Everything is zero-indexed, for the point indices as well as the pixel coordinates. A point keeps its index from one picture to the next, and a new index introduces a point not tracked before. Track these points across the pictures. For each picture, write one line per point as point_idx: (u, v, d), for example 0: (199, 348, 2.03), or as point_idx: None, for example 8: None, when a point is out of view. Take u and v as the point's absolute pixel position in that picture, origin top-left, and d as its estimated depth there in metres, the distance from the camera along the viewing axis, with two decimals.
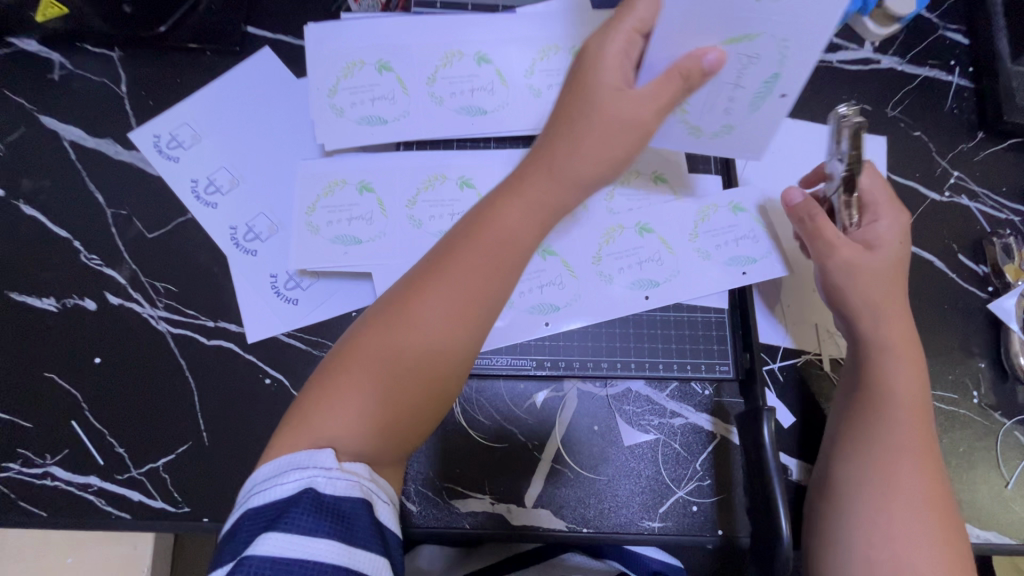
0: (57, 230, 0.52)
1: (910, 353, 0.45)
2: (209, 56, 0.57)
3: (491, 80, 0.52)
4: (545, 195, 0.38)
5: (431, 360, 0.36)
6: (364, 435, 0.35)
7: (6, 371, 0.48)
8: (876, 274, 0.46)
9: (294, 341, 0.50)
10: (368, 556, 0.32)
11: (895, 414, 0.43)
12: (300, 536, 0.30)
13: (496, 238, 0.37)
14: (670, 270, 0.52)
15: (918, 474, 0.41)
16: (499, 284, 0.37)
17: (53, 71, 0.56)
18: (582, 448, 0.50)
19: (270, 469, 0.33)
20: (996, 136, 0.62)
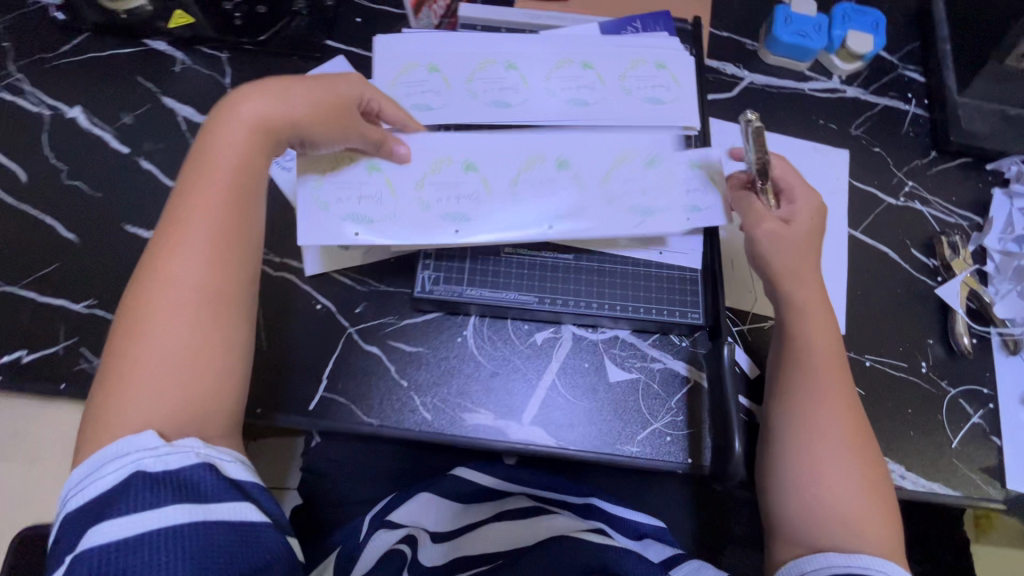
0: (166, 181, 0.66)
1: (818, 308, 0.53)
2: (297, 60, 0.73)
3: (515, 83, 0.64)
4: (241, 141, 0.49)
5: (207, 300, 0.44)
6: (181, 387, 0.41)
7: (115, 283, 0.60)
8: (795, 248, 0.54)
9: (342, 277, 0.61)
10: (222, 505, 0.38)
11: (810, 362, 0.52)
12: (138, 511, 0.36)
13: (218, 185, 0.48)
14: (660, 199, 0.57)
15: (833, 411, 0.50)
16: (232, 227, 0.47)
17: (175, 65, 0.72)
18: (575, 381, 0.59)
19: (85, 469, 0.37)
20: (947, 155, 0.72)
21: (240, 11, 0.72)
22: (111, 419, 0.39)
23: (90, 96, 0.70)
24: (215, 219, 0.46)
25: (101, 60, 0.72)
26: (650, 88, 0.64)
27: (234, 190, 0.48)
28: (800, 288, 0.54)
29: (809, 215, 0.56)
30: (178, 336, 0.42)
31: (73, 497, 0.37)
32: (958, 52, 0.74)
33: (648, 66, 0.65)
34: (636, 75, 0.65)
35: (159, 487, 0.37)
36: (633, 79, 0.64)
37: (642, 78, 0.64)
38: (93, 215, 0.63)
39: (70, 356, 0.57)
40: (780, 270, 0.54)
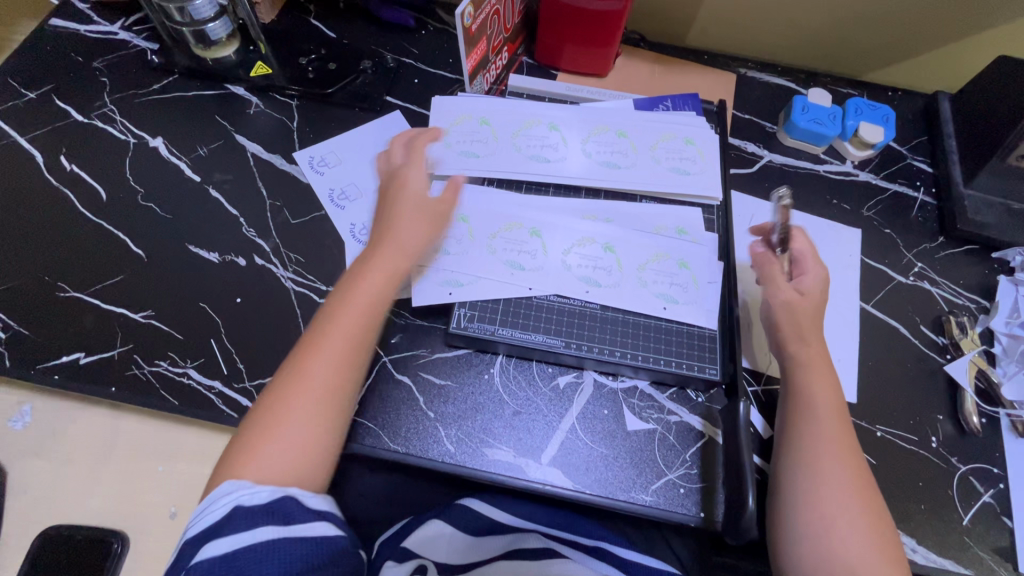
0: (230, 208, 0.72)
1: (822, 366, 0.57)
2: (358, 111, 0.81)
3: (555, 143, 0.71)
4: (393, 257, 0.58)
5: (331, 396, 0.51)
6: (296, 459, 0.48)
7: (173, 297, 0.65)
8: (808, 311, 0.60)
9: (381, 309, 0.66)
10: (303, 528, 0.45)
11: (816, 415, 0.55)
12: (238, 535, 0.43)
13: (365, 297, 0.56)
14: (614, 279, 0.64)
15: (839, 465, 0.52)
16: (364, 335, 0.55)
17: (250, 108, 0.80)
18: (594, 427, 0.61)
19: (204, 504, 0.45)
20: (954, 241, 0.77)
21: (313, 67, 0.82)
22: (244, 460, 0.47)
23: (171, 129, 0.78)
24: (354, 324, 0.54)
25: (185, 99, 0.80)
26: (677, 159, 0.70)
27: (377, 302, 0.56)
28: (803, 348, 0.58)
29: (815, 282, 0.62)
30: (309, 421, 0.50)
31: (193, 525, 0.45)
32: (963, 148, 0.80)
33: (677, 140, 0.72)
34: (666, 147, 0.71)
35: (255, 519, 0.44)
36: (663, 150, 0.71)
37: (671, 150, 0.71)
38: (161, 234, 0.69)
39: (123, 361, 0.61)
40: (788, 330, 0.60)
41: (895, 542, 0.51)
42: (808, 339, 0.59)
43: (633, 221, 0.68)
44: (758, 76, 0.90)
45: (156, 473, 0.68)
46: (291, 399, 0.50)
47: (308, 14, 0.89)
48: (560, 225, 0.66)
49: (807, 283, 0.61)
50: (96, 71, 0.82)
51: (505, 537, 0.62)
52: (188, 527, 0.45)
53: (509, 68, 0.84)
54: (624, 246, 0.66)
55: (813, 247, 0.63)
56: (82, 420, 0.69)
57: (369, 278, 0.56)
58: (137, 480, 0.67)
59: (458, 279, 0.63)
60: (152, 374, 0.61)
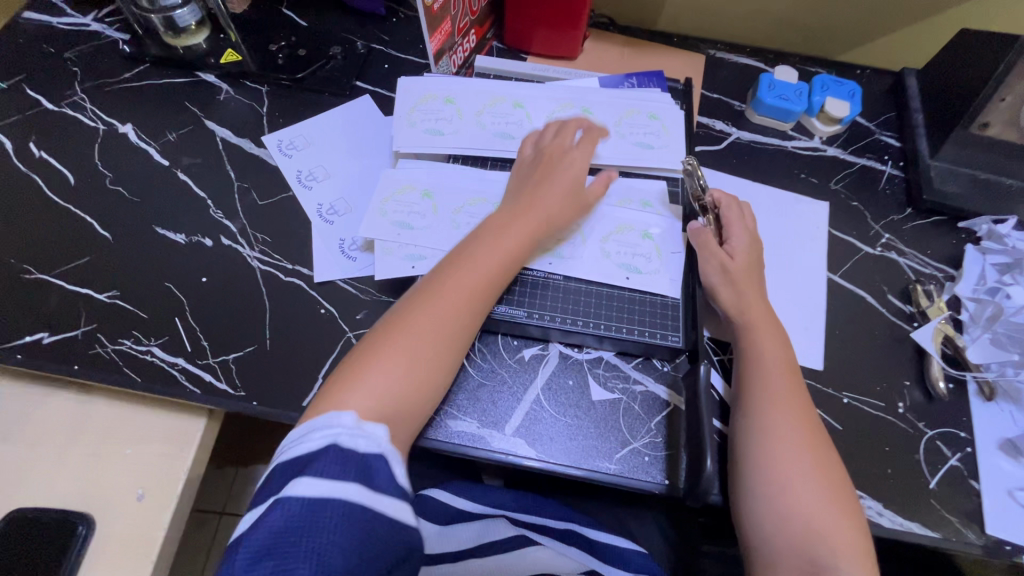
0: (198, 191, 0.72)
1: (770, 325, 0.59)
2: (328, 96, 0.81)
3: (520, 120, 0.72)
4: (535, 223, 0.60)
5: (446, 334, 0.53)
6: (400, 393, 0.50)
7: (139, 277, 0.65)
8: (743, 270, 0.60)
9: (346, 286, 0.66)
10: (382, 499, 0.43)
11: (766, 373, 0.56)
12: (325, 476, 0.42)
13: (502, 247, 0.58)
14: (576, 251, 0.64)
15: (791, 419, 0.53)
16: (489, 289, 0.57)
17: (220, 95, 0.81)
18: (559, 397, 0.61)
19: (303, 432, 0.46)
20: (922, 212, 0.77)
21: (283, 53, 0.83)
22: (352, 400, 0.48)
23: (141, 116, 0.78)
24: (476, 264, 0.57)
25: (156, 87, 0.81)
26: (641, 133, 0.71)
27: (516, 256, 0.58)
28: (752, 309, 0.59)
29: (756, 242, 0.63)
30: (415, 359, 0.52)
31: (287, 450, 0.45)
32: (929, 122, 0.81)
33: (641, 115, 0.72)
34: (630, 122, 0.71)
35: (346, 465, 0.43)
36: (627, 125, 0.71)
37: (636, 125, 0.71)
38: (128, 217, 0.70)
39: (86, 340, 0.61)
40: (733, 294, 0.60)
41: (850, 494, 0.51)
42: (751, 298, 0.60)
43: (595, 194, 0.67)
44: (727, 57, 0.91)
45: (123, 455, 0.67)
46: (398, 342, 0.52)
47: (280, 4, 0.90)
48: None
49: (745, 246, 0.62)
50: (67, 61, 0.82)
51: (475, 528, 0.61)
52: (281, 447, 0.46)
53: (478, 52, 0.85)
54: (588, 218, 0.66)
55: (731, 199, 0.64)
56: (48, 405, 0.69)
57: (506, 231, 0.59)
58: (103, 463, 0.67)
59: (419, 253, 0.63)
60: (115, 353, 0.61)
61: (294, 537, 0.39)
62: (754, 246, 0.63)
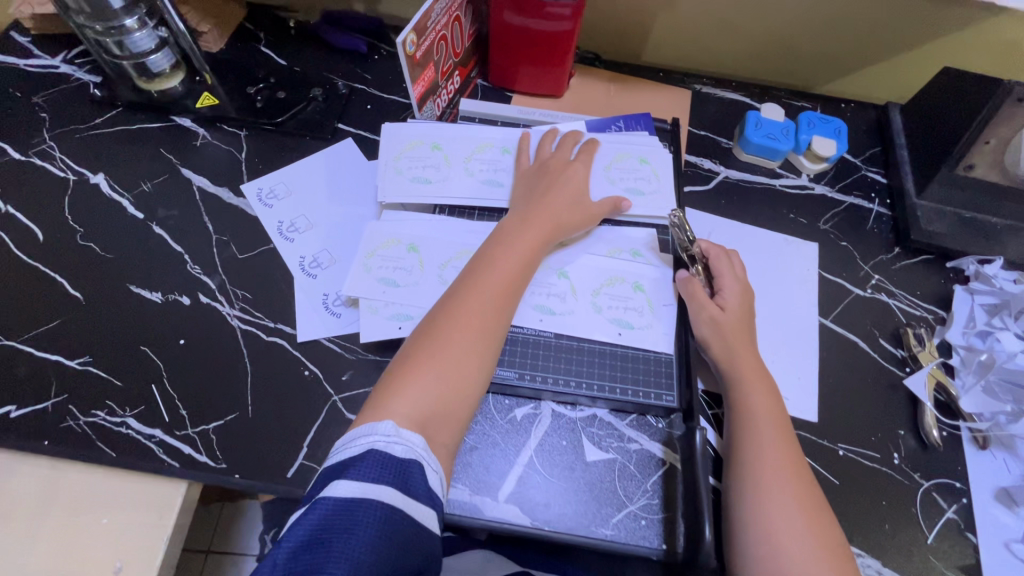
0: (175, 245, 0.70)
1: (761, 377, 0.58)
2: (309, 140, 0.79)
3: (508, 167, 0.70)
4: (543, 225, 0.62)
5: (478, 338, 0.55)
6: (438, 398, 0.51)
7: (112, 341, 0.62)
8: (735, 326, 0.59)
9: (331, 344, 0.64)
10: (415, 504, 0.44)
11: (759, 430, 0.55)
12: (364, 480, 0.44)
13: (515, 252, 0.60)
14: (567, 306, 0.62)
15: (786, 480, 0.52)
16: (508, 291, 0.58)
17: (197, 140, 0.78)
18: (553, 459, 0.60)
19: (345, 440, 0.48)
20: (910, 251, 0.77)
21: (262, 96, 0.81)
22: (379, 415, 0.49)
23: (114, 164, 0.75)
24: (491, 269, 0.58)
25: (129, 133, 0.78)
26: (632, 180, 0.70)
27: (529, 258, 0.60)
28: (735, 362, 0.58)
29: (744, 288, 0.61)
30: (449, 362, 0.52)
31: (333, 455, 0.47)
32: (914, 159, 0.81)
33: (631, 160, 0.71)
34: (620, 167, 0.70)
35: (385, 470, 0.45)
36: (617, 170, 0.70)
37: (626, 170, 0.70)
38: (101, 275, 0.67)
39: (56, 413, 0.58)
40: (718, 349, 0.59)
41: (846, 557, 0.50)
42: (738, 352, 0.58)
43: (585, 245, 0.66)
44: (713, 92, 0.91)
45: (99, 525, 0.64)
46: (423, 355, 0.53)
47: (259, 43, 0.88)
48: None
49: (737, 293, 0.61)
50: (35, 107, 0.79)
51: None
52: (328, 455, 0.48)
53: (463, 92, 0.83)
54: (578, 271, 0.64)
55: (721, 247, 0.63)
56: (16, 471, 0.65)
57: (515, 238, 0.61)
58: (77, 534, 0.64)
59: (407, 312, 0.62)
60: (88, 425, 0.58)
61: (333, 534, 0.41)
62: (747, 299, 0.61)
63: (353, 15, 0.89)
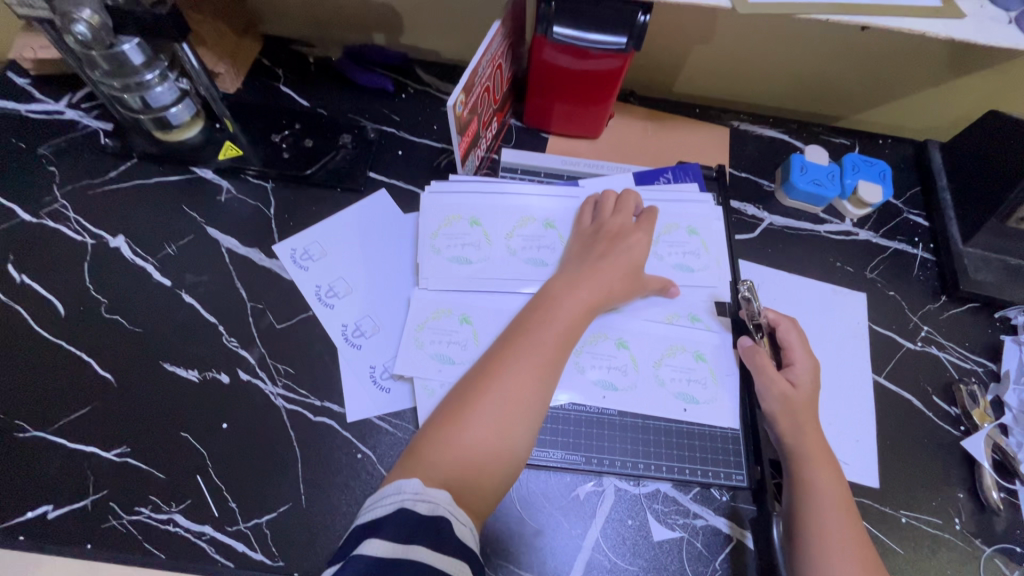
0: (208, 315, 0.66)
1: (825, 457, 0.55)
2: (340, 191, 0.75)
3: (552, 242, 0.68)
4: (593, 288, 0.59)
5: (517, 398, 0.51)
6: (469, 459, 0.48)
7: (149, 428, 0.59)
8: (804, 403, 0.58)
9: (382, 424, 0.61)
10: (449, 560, 0.40)
11: (824, 511, 0.52)
12: (393, 542, 0.40)
13: (564, 314, 0.57)
14: (629, 381, 0.63)
15: (852, 565, 0.49)
16: (555, 353, 0.55)
17: (220, 194, 0.74)
18: (619, 540, 0.58)
19: (375, 498, 0.45)
20: (957, 299, 0.76)
21: (287, 144, 0.76)
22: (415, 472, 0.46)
23: (135, 225, 0.71)
24: (539, 328, 0.55)
25: (148, 188, 0.73)
26: (680, 254, 0.68)
27: (577, 322, 0.57)
28: (800, 439, 0.56)
29: (813, 366, 0.60)
30: (490, 422, 0.49)
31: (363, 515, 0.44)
32: (957, 202, 0.80)
33: (680, 232, 0.70)
34: (668, 240, 0.69)
35: (415, 531, 0.41)
36: (665, 244, 0.69)
37: (674, 244, 0.69)
38: (132, 353, 0.63)
39: (97, 512, 0.55)
40: (781, 424, 0.58)
41: None
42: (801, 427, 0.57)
43: (641, 312, 0.66)
44: (751, 129, 0.88)
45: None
46: (464, 409, 0.50)
47: (278, 82, 0.83)
48: None
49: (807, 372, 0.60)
50: (42, 159, 0.74)
51: None
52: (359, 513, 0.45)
53: (497, 136, 0.80)
54: (637, 341, 0.65)
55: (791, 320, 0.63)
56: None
57: (564, 297, 0.58)
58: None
59: None
60: (132, 524, 0.55)
61: None
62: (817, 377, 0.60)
63: (376, 49, 0.84)
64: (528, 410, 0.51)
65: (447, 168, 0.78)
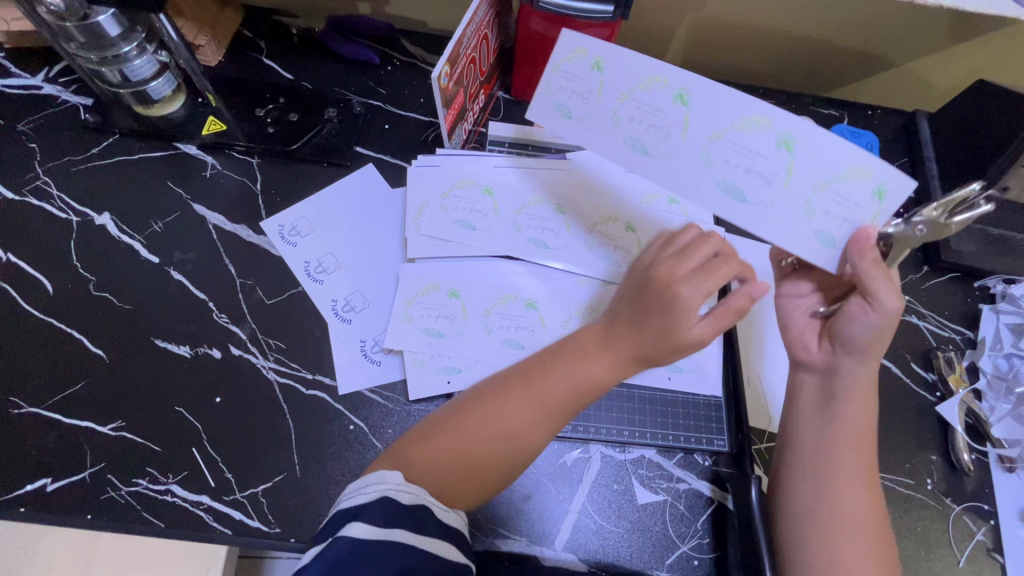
0: (197, 292, 0.66)
1: (865, 390, 0.51)
2: (327, 167, 0.74)
3: (671, 126, 0.46)
4: (621, 358, 0.50)
5: (514, 435, 0.49)
6: (452, 475, 0.48)
7: (142, 402, 0.60)
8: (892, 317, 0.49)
9: (374, 395, 0.62)
10: (431, 539, 0.44)
11: (842, 446, 0.51)
12: (375, 525, 0.43)
13: (588, 385, 0.50)
14: None
15: (854, 497, 0.49)
16: (569, 400, 0.50)
17: (206, 170, 0.73)
18: (605, 504, 0.60)
19: (356, 485, 0.46)
20: (939, 270, 0.77)
21: (272, 118, 0.75)
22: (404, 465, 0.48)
23: (119, 202, 0.70)
24: (552, 385, 0.50)
25: (131, 164, 0.72)
26: (832, 211, 0.44)
27: (600, 381, 0.50)
28: (854, 374, 0.51)
29: (872, 406, 0.51)
30: (485, 447, 0.49)
31: (346, 498, 0.45)
32: (944, 173, 0.80)
33: (862, 185, 0.43)
34: (839, 190, 0.43)
35: (396, 516, 0.44)
36: (826, 195, 0.44)
37: (841, 199, 0.44)
38: (123, 329, 0.63)
39: (95, 483, 0.56)
40: (867, 344, 0.49)
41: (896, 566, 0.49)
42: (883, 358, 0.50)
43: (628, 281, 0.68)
44: None
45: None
46: (462, 427, 0.49)
47: (261, 55, 0.81)
48: (555, 295, 0.67)
49: (866, 410, 0.51)
50: (21, 135, 0.72)
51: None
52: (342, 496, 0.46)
53: (484, 109, 0.79)
54: None
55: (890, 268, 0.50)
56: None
57: (592, 359, 0.50)
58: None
59: (454, 362, 0.63)
60: (130, 495, 0.56)
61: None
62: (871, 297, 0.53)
63: (360, 19, 0.82)
64: (523, 455, 0.50)
65: (435, 142, 0.77)
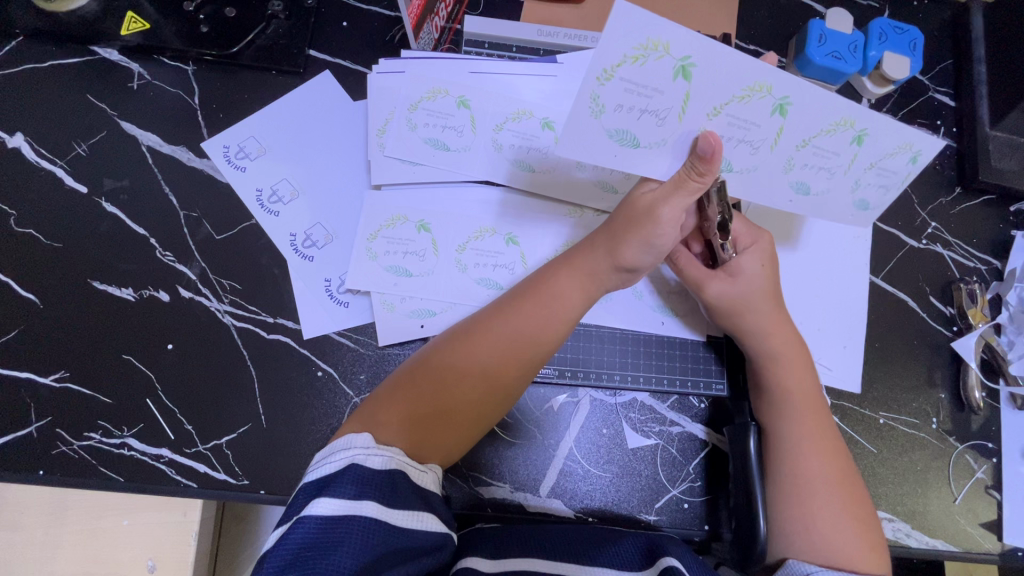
0: (135, 227, 0.58)
1: (797, 356, 0.54)
2: (275, 75, 0.63)
3: (766, 136, 0.44)
4: (584, 274, 0.51)
5: (488, 378, 0.47)
6: (423, 423, 0.45)
7: (89, 351, 0.55)
8: (755, 296, 0.54)
9: (342, 339, 0.57)
10: (403, 512, 0.39)
11: (791, 411, 0.52)
12: (343, 499, 0.38)
13: (558, 310, 0.50)
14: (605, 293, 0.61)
15: (819, 462, 0.50)
16: (541, 329, 0.49)
17: (132, 80, 0.62)
18: (594, 448, 0.57)
19: (323, 455, 0.42)
20: (972, 192, 0.68)
21: (205, 15, 0.62)
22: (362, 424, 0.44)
23: (33, 119, 0.60)
24: (524, 322, 0.49)
25: (40, 74, 0.61)
26: (872, 184, 0.47)
27: (571, 307, 0.50)
28: (776, 339, 0.54)
29: (807, 369, 0.54)
30: (460, 392, 0.47)
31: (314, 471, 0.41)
32: (995, 77, 0.67)
33: (905, 157, 0.45)
34: (886, 168, 0.46)
35: (368, 487, 0.39)
36: (878, 172, 0.46)
37: (884, 171, 0.46)
38: (55, 271, 0.57)
39: (46, 438, 0.53)
40: (756, 321, 0.54)
41: (873, 521, 0.49)
42: (778, 327, 0.54)
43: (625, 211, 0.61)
44: None
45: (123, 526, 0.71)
46: (429, 374, 0.47)
47: None
48: (538, 228, 0.60)
49: (802, 374, 0.53)
50: None
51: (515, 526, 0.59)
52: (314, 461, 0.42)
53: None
54: None
55: (766, 257, 0.55)
56: (32, 489, 0.69)
57: (561, 280, 0.51)
58: (104, 538, 0.70)
59: (423, 301, 0.58)
60: (84, 450, 0.53)
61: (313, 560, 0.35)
62: (772, 270, 0.56)
63: None
64: (501, 394, 0.48)
65: (403, 44, 0.64)
